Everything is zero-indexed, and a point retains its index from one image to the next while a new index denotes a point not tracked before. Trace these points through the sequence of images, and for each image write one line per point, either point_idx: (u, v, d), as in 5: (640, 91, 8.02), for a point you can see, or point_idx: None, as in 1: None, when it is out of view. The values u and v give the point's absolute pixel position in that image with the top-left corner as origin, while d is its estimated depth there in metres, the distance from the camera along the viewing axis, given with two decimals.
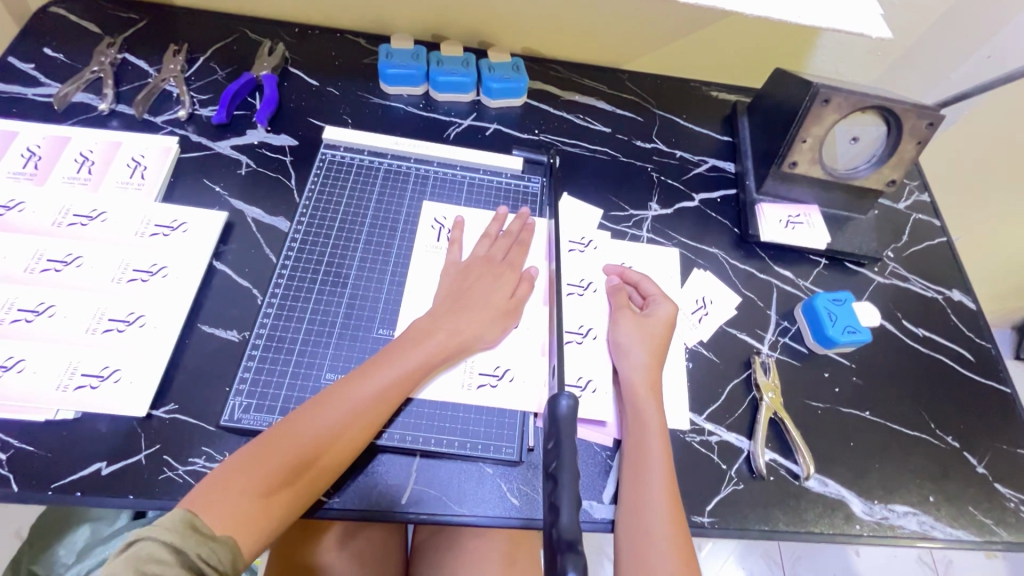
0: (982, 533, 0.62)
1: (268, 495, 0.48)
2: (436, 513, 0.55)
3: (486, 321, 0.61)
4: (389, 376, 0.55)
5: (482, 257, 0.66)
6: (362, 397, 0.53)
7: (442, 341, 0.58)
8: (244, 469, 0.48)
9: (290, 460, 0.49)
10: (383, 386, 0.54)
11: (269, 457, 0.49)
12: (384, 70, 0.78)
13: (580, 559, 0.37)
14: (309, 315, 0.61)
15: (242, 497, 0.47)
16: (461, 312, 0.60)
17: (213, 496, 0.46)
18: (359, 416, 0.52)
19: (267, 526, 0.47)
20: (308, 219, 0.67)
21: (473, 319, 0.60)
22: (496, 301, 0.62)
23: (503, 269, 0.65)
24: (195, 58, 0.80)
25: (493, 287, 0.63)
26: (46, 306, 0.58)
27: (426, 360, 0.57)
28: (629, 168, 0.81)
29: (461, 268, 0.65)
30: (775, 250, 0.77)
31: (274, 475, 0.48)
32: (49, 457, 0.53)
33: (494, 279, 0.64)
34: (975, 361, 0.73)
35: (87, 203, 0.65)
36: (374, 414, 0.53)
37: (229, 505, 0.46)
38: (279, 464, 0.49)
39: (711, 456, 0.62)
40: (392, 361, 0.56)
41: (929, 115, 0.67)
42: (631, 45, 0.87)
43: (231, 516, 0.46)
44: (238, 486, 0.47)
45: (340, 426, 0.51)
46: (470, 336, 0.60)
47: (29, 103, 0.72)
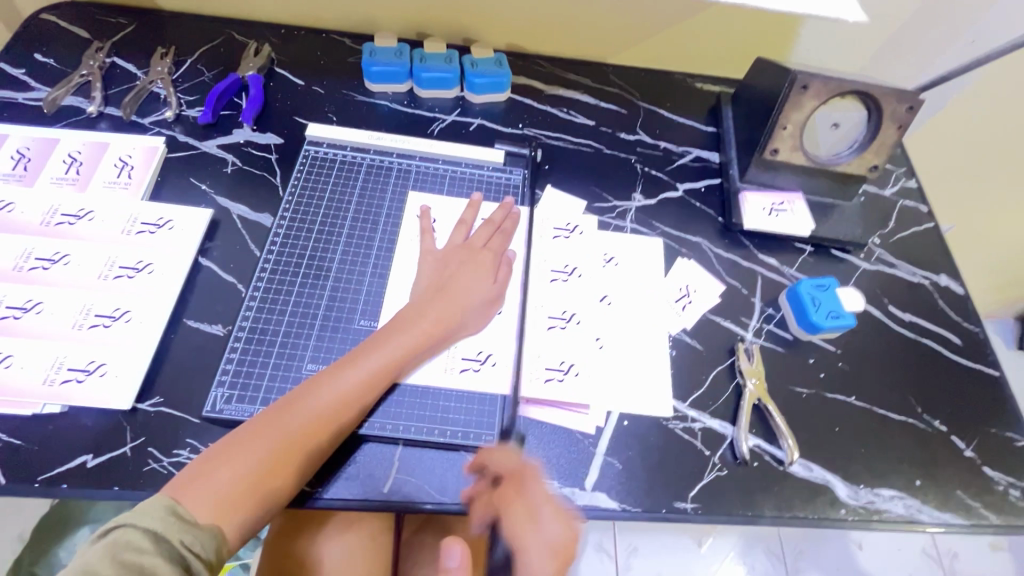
0: (970, 517, 0.62)
1: (251, 481, 0.48)
2: (418, 502, 0.55)
3: (468, 308, 0.62)
4: (372, 364, 0.56)
5: (464, 245, 0.66)
6: (346, 386, 0.54)
7: (425, 329, 0.59)
8: (225, 459, 0.48)
9: (274, 446, 0.50)
10: (366, 374, 0.55)
11: (249, 448, 0.49)
12: (368, 68, 0.79)
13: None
14: (290, 307, 0.62)
15: (225, 483, 0.47)
16: (444, 299, 0.61)
17: (194, 486, 0.47)
18: (343, 403, 0.53)
19: (250, 512, 0.48)
20: (291, 215, 0.68)
21: (457, 306, 0.61)
22: (479, 287, 0.63)
23: (484, 253, 0.66)
24: (182, 61, 0.81)
25: (475, 277, 0.64)
26: (33, 303, 0.59)
27: (409, 350, 0.57)
28: (613, 160, 0.81)
29: (440, 256, 0.65)
30: (760, 238, 0.77)
31: (257, 462, 0.49)
32: (35, 450, 0.54)
33: (473, 264, 0.65)
34: (962, 345, 0.72)
35: (75, 202, 0.66)
36: (358, 402, 0.54)
37: (212, 491, 0.47)
38: (262, 450, 0.49)
39: (694, 443, 0.62)
40: (376, 348, 0.57)
41: (909, 99, 0.67)
42: (614, 39, 0.88)
43: (213, 501, 0.47)
44: (221, 475, 0.48)
45: (324, 413, 0.52)
46: (453, 323, 0.60)
47: (20, 107, 0.74)
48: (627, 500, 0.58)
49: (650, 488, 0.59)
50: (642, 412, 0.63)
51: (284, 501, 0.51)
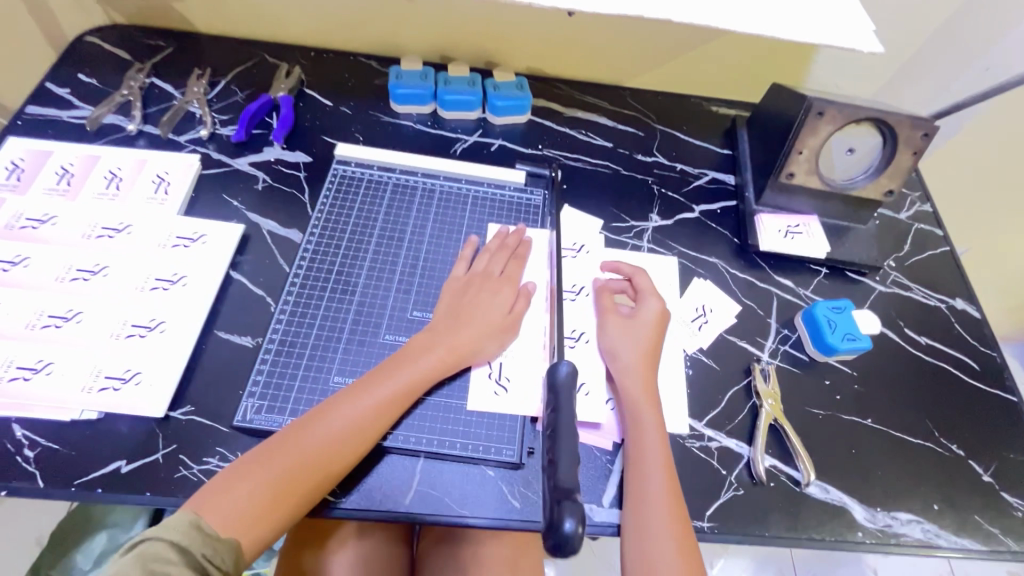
0: (989, 543, 0.62)
1: (271, 499, 0.50)
2: (440, 515, 0.56)
3: (486, 335, 0.63)
4: (389, 387, 0.57)
5: (482, 271, 0.68)
6: (363, 408, 0.55)
7: (442, 355, 0.60)
8: (246, 475, 0.51)
9: (293, 466, 0.51)
10: (383, 397, 0.56)
11: (271, 466, 0.51)
12: (394, 90, 0.82)
13: (576, 508, 0.43)
14: (317, 322, 0.64)
15: (244, 501, 0.49)
16: (463, 326, 0.62)
17: (216, 499, 0.49)
18: (361, 425, 0.55)
19: (267, 528, 0.49)
20: (320, 231, 0.70)
21: (474, 332, 0.62)
22: (496, 315, 0.64)
23: (502, 282, 0.67)
24: (217, 82, 0.85)
25: (492, 303, 0.65)
26: (74, 313, 0.62)
27: (427, 373, 0.59)
28: (630, 181, 0.83)
29: (458, 283, 0.67)
30: (776, 259, 0.78)
31: (276, 480, 0.51)
32: (73, 455, 0.56)
33: (490, 291, 0.66)
34: (979, 369, 0.73)
35: (114, 216, 0.69)
36: (374, 425, 0.55)
37: (234, 506, 0.49)
38: (281, 469, 0.51)
39: (711, 462, 0.63)
40: (394, 371, 0.58)
41: (923, 126, 0.68)
42: (632, 64, 0.90)
43: (233, 517, 0.48)
44: (242, 490, 0.50)
45: (340, 435, 0.53)
46: (469, 349, 0.62)
47: (64, 125, 0.78)
48: None
49: None
50: None
51: (300, 515, 0.52)
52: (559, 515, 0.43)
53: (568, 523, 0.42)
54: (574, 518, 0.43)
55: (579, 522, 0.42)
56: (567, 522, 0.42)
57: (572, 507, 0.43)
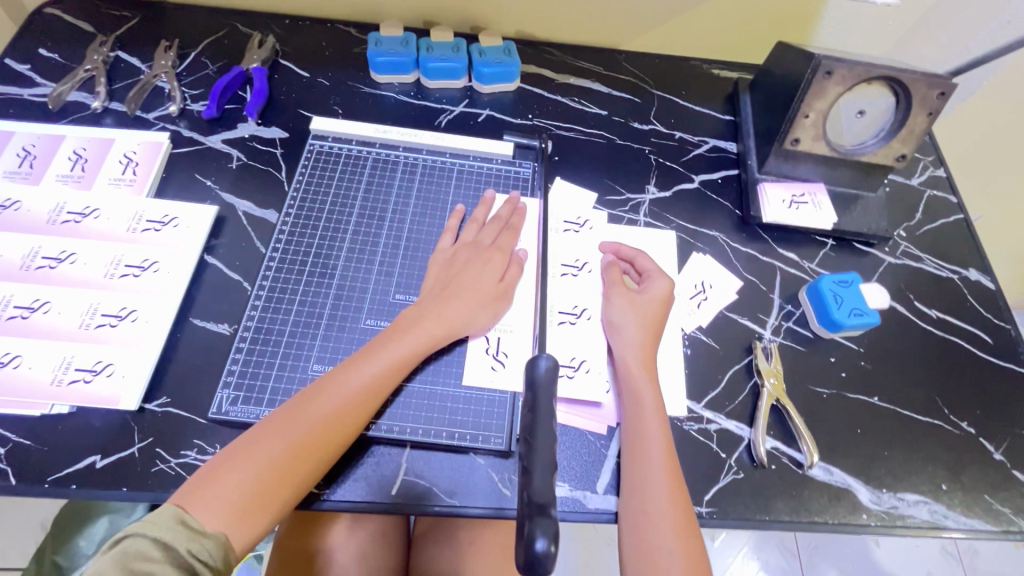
0: (998, 523, 0.59)
1: (260, 489, 0.48)
2: (427, 505, 0.54)
3: (475, 308, 0.60)
4: (377, 366, 0.54)
5: (470, 242, 0.64)
6: (352, 388, 0.53)
7: (432, 331, 0.57)
8: (230, 467, 0.48)
9: (281, 454, 0.49)
10: (372, 377, 0.54)
11: (256, 455, 0.49)
12: (374, 58, 0.77)
13: (549, 525, 0.39)
14: (293, 307, 0.61)
15: (231, 493, 0.47)
16: (451, 299, 0.59)
17: (200, 493, 0.47)
18: (350, 406, 0.52)
19: (257, 520, 0.47)
20: (296, 211, 0.67)
21: (465, 306, 0.59)
22: (487, 286, 0.61)
23: (491, 253, 0.64)
24: (187, 54, 0.80)
25: (483, 273, 0.62)
26: (41, 303, 0.59)
27: (414, 351, 0.56)
28: (626, 151, 0.78)
29: (447, 255, 0.63)
30: (779, 231, 0.74)
31: (265, 469, 0.48)
32: (45, 451, 0.54)
33: (482, 261, 0.63)
34: (993, 343, 0.69)
35: (81, 200, 0.65)
36: (363, 405, 0.53)
37: (219, 499, 0.47)
38: (268, 456, 0.49)
39: (709, 444, 0.60)
40: (379, 350, 0.55)
41: (940, 85, 0.63)
42: (627, 25, 0.84)
43: (219, 510, 0.46)
44: (226, 482, 0.47)
45: (328, 418, 0.51)
46: (461, 323, 0.59)
47: (26, 103, 0.73)
48: None
49: None
50: None
51: (293, 503, 0.50)
52: (530, 530, 0.39)
53: (539, 542, 0.38)
54: (548, 535, 0.39)
55: (552, 541, 0.38)
56: (538, 542, 0.38)
57: (543, 524, 0.39)
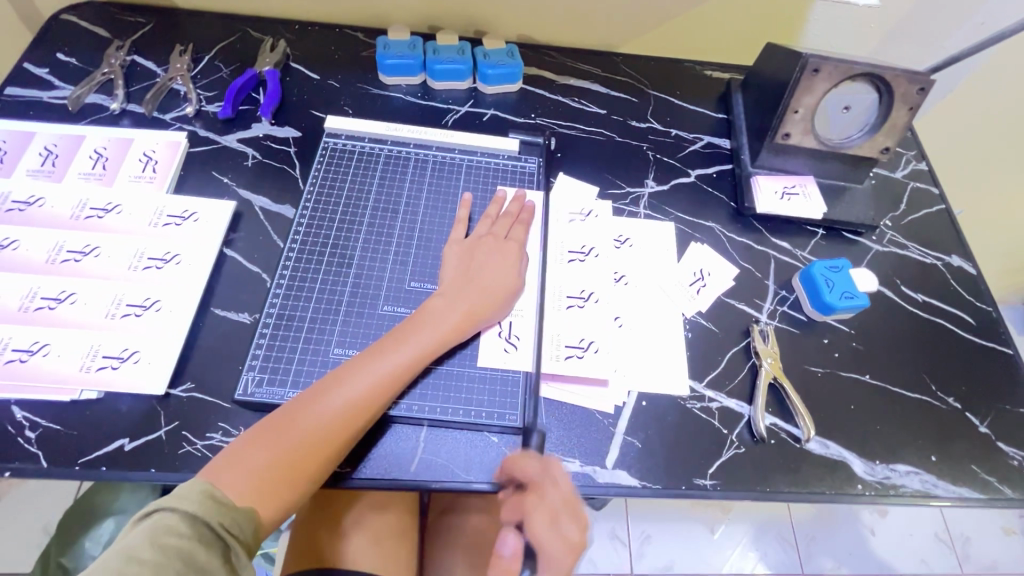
0: (985, 491, 0.63)
1: (290, 465, 0.50)
2: (446, 481, 0.57)
3: (491, 297, 0.63)
4: (404, 352, 0.57)
5: (484, 235, 0.67)
6: (381, 373, 0.55)
7: (455, 321, 0.60)
8: (261, 445, 0.50)
9: (312, 432, 0.52)
10: (400, 361, 0.56)
11: (285, 436, 0.51)
12: (382, 61, 0.81)
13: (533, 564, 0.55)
14: (312, 294, 0.63)
15: (263, 468, 0.49)
16: (469, 290, 0.62)
17: (230, 469, 0.49)
18: (375, 391, 0.55)
19: (284, 498, 0.50)
20: (313, 206, 0.69)
21: (481, 296, 0.62)
22: (500, 276, 0.64)
23: (504, 245, 0.67)
24: (200, 58, 0.83)
25: (499, 265, 0.65)
26: (67, 294, 0.61)
27: (436, 339, 0.59)
28: (625, 148, 0.82)
29: (463, 247, 0.66)
30: (772, 222, 0.78)
31: (297, 446, 0.51)
32: (74, 435, 0.56)
33: (497, 252, 0.66)
34: (975, 324, 0.73)
35: (102, 197, 0.68)
36: (391, 389, 0.56)
37: (248, 476, 0.49)
38: (300, 434, 0.51)
39: (711, 421, 0.63)
40: (402, 339, 0.58)
41: (920, 81, 0.68)
42: (624, 29, 0.89)
43: (249, 486, 0.48)
44: (256, 460, 0.50)
45: (358, 399, 0.54)
46: (480, 313, 0.61)
47: (45, 105, 0.76)
48: (648, 478, 0.59)
49: (670, 467, 0.60)
50: (659, 393, 0.64)
51: (320, 480, 0.52)
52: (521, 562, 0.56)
53: (525, 574, 0.55)
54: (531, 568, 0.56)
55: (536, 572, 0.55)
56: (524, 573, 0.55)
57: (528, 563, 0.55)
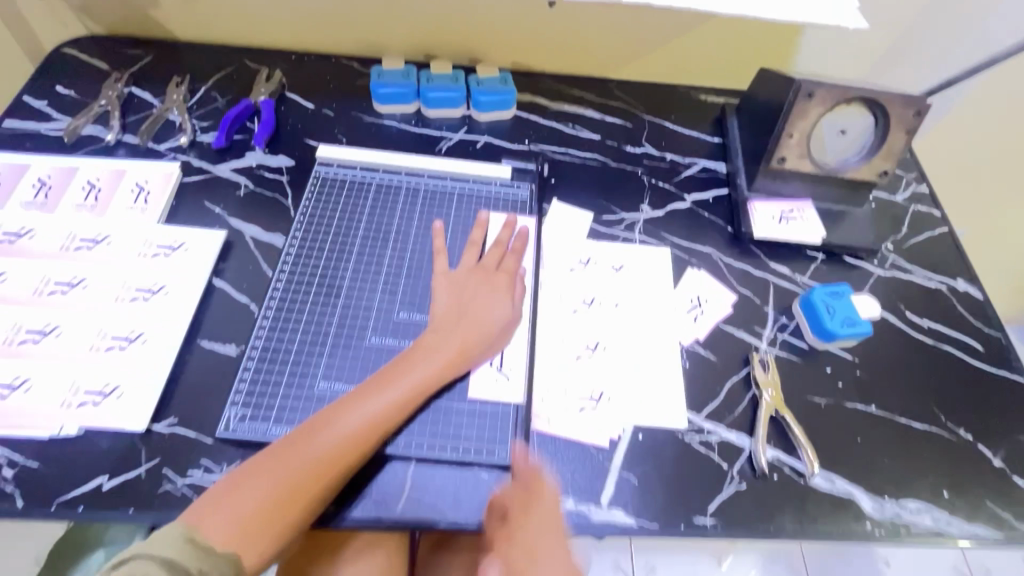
0: (1001, 528, 0.60)
1: (273, 511, 0.48)
2: (433, 521, 0.55)
3: (489, 329, 0.62)
4: (396, 390, 0.56)
5: (478, 266, 0.66)
6: (369, 413, 0.54)
7: (451, 356, 0.59)
8: (247, 487, 0.48)
9: (299, 474, 0.50)
10: (390, 401, 0.55)
11: (271, 477, 0.49)
12: (376, 89, 0.81)
13: None
14: (301, 328, 0.62)
15: (246, 511, 0.47)
16: (464, 323, 0.61)
17: (214, 513, 0.47)
18: (365, 430, 0.53)
19: (269, 544, 0.48)
20: (302, 235, 0.69)
21: (478, 329, 0.61)
22: (496, 309, 0.63)
23: (498, 275, 0.65)
24: (197, 89, 0.84)
25: (491, 297, 0.63)
26: (52, 327, 0.60)
27: (430, 375, 0.57)
28: (620, 173, 0.81)
29: (454, 278, 0.65)
30: (771, 246, 0.76)
31: (280, 491, 0.49)
32: (52, 472, 0.54)
33: (489, 285, 0.64)
34: (984, 351, 0.71)
35: (93, 227, 0.68)
36: (379, 431, 0.54)
37: (233, 519, 0.47)
38: (285, 477, 0.49)
39: (711, 455, 0.61)
40: (396, 376, 0.57)
41: (916, 104, 0.67)
42: (618, 55, 0.89)
43: (232, 531, 0.47)
44: (242, 502, 0.48)
45: (346, 439, 0.52)
46: (471, 348, 0.60)
47: (42, 137, 0.76)
48: (645, 515, 0.57)
49: (668, 504, 0.58)
50: (656, 426, 0.62)
51: (304, 526, 0.50)
52: None
53: None
54: None
55: None
56: None
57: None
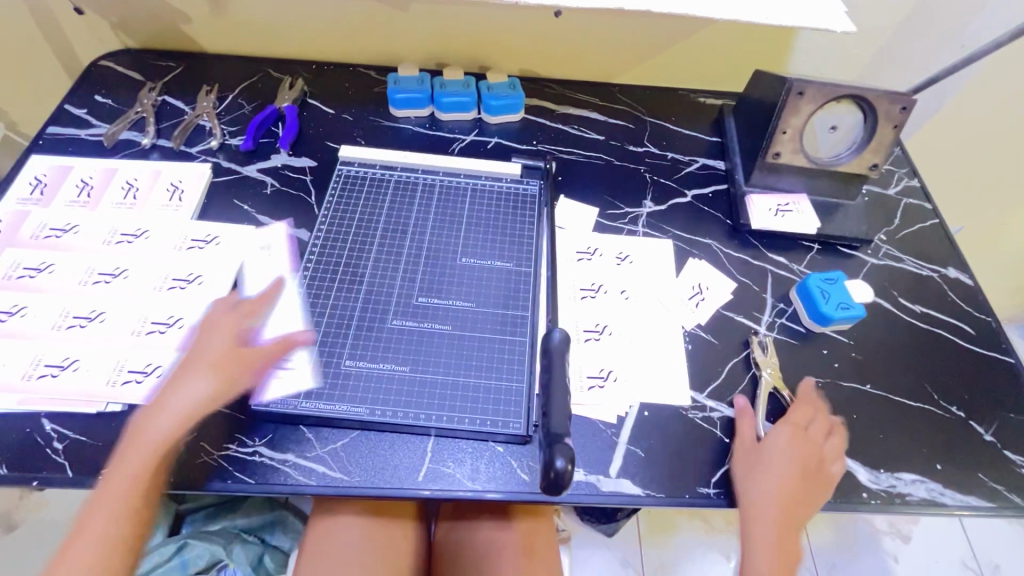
0: (993, 499, 0.62)
1: (118, 516, 0.51)
2: (451, 490, 0.58)
3: (193, 373, 0.58)
4: (152, 431, 0.55)
5: (240, 309, 0.64)
6: (145, 427, 0.55)
7: (187, 391, 0.57)
8: (94, 520, 0.51)
9: (118, 503, 0.52)
10: (159, 432, 0.55)
11: (100, 512, 0.51)
12: (393, 95, 0.86)
13: (564, 450, 0.51)
14: (219, 310, 0.64)
15: (97, 541, 0.50)
16: (192, 369, 0.58)
17: (70, 551, 0.50)
18: (138, 464, 0.53)
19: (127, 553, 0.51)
20: (326, 229, 0.74)
21: (198, 373, 0.58)
22: (214, 350, 0.60)
23: (229, 317, 0.63)
24: (225, 97, 0.89)
25: (214, 340, 0.61)
26: (97, 313, 0.65)
27: (143, 418, 0.56)
28: (623, 170, 0.86)
29: (224, 318, 0.63)
30: (768, 237, 0.80)
31: (118, 514, 0.51)
32: (99, 445, 0.58)
33: (212, 332, 0.61)
34: (975, 334, 0.74)
35: (133, 223, 0.73)
36: (153, 455, 0.54)
37: (84, 552, 0.50)
38: (120, 503, 0.52)
39: (713, 431, 0.64)
40: (160, 409, 0.56)
41: (902, 100, 0.71)
42: (620, 61, 0.94)
43: (89, 558, 0.49)
44: (88, 534, 0.50)
45: (138, 467, 0.53)
46: (213, 386, 0.57)
47: (83, 142, 0.82)
48: (652, 486, 0.60)
49: (673, 475, 0.61)
50: (661, 404, 0.65)
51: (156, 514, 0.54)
52: (551, 455, 0.51)
53: (558, 463, 0.50)
54: (564, 459, 0.50)
55: (568, 462, 0.50)
56: (558, 462, 0.50)
57: (561, 449, 0.50)
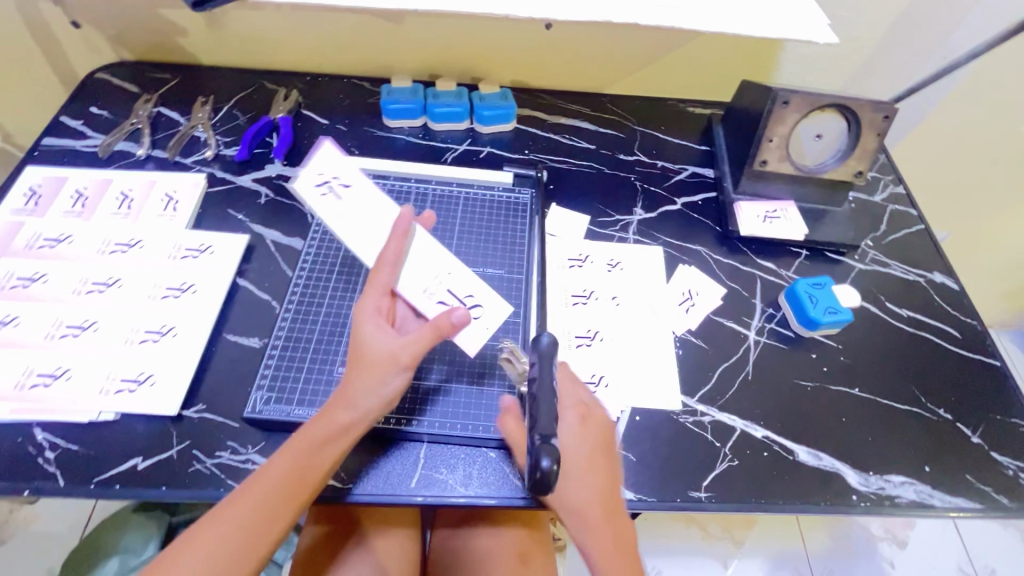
0: (982, 501, 0.63)
1: (245, 539, 0.48)
2: (443, 496, 0.58)
3: (378, 381, 0.52)
4: (289, 460, 0.51)
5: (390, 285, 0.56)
6: (297, 446, 0.52)
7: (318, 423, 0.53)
8: (206, 536, 0.48)
9: (245, 523, 0.48)
10: (286, 462, 0.51)
11: (217, 526, 0.48)
12: (387, 106, 0.87)
13: (553, 450, 0.47)
14: (370, 300, 0.55)
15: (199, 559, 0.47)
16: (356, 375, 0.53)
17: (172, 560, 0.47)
18: (273, 493, 0.50)
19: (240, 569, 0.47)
20: (320, 237, 0.74)
21: (345, 391, 0.53)
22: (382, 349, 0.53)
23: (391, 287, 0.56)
24: (220, 108, 0.90)
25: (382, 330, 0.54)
26: (90, 323, 0.65)
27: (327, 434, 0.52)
28: (614, 179, 0.87)
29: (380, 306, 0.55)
30: (757, 244, 0.81)
31: (234, 535, 0.48)
32: (90, 454, 0.58)
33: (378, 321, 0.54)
34: (961, 337, 0.75)
35: (126, 233, 0.73)
36: (296, 488, 0.51)
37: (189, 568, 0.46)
38: (237, 525, 0.48)
39: (704, 435, 0.65)
40: (314, 427, 0.53)
41: (884, 109, 0.72)
42: (610, 71, 0.96)
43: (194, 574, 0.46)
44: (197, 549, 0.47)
45: (270, 492, 0.50)
46: (336, 412, 0.53)
47: (78, 153, 0.83)
48: (643, 491, 0.60)
49: (664, 480, 0.61)
50: (652, 408, 0.66)
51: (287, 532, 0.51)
52: (537, 455, 0.47)
53: (545, 462, 0.46)
54: (552, 458, 0.46)
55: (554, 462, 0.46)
56: (544, 462, 0.46)
57: (549, 449, 0.47)
